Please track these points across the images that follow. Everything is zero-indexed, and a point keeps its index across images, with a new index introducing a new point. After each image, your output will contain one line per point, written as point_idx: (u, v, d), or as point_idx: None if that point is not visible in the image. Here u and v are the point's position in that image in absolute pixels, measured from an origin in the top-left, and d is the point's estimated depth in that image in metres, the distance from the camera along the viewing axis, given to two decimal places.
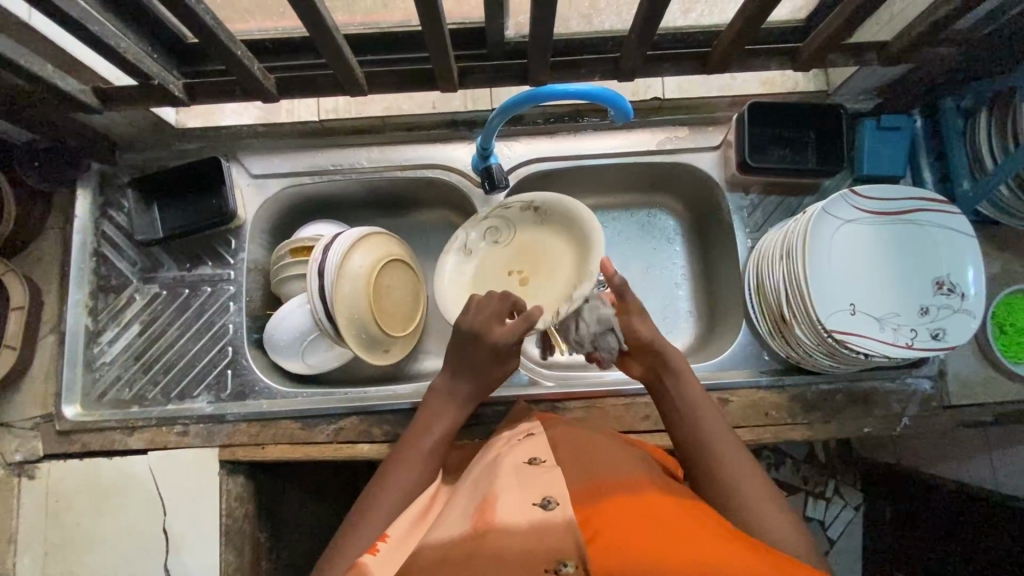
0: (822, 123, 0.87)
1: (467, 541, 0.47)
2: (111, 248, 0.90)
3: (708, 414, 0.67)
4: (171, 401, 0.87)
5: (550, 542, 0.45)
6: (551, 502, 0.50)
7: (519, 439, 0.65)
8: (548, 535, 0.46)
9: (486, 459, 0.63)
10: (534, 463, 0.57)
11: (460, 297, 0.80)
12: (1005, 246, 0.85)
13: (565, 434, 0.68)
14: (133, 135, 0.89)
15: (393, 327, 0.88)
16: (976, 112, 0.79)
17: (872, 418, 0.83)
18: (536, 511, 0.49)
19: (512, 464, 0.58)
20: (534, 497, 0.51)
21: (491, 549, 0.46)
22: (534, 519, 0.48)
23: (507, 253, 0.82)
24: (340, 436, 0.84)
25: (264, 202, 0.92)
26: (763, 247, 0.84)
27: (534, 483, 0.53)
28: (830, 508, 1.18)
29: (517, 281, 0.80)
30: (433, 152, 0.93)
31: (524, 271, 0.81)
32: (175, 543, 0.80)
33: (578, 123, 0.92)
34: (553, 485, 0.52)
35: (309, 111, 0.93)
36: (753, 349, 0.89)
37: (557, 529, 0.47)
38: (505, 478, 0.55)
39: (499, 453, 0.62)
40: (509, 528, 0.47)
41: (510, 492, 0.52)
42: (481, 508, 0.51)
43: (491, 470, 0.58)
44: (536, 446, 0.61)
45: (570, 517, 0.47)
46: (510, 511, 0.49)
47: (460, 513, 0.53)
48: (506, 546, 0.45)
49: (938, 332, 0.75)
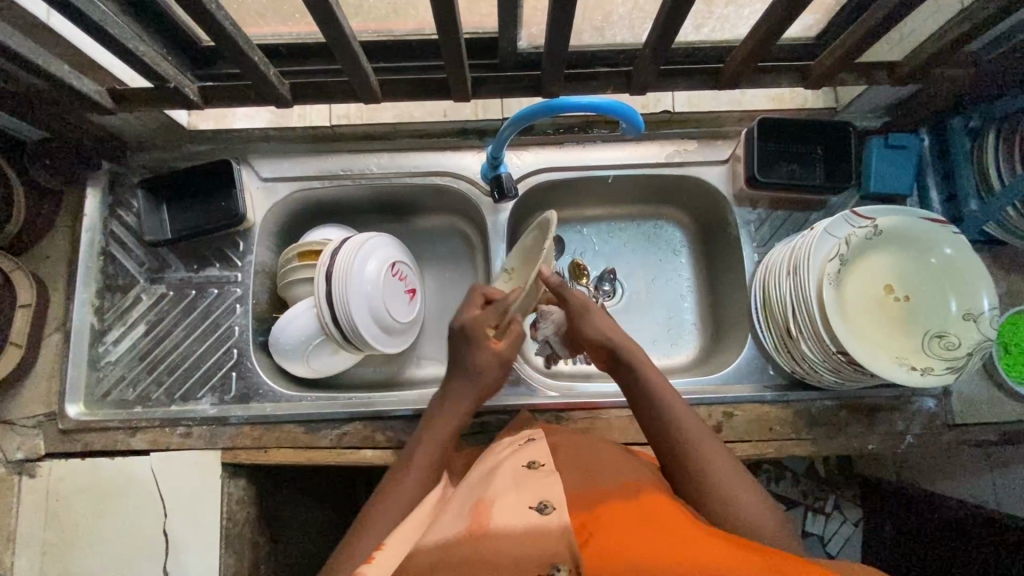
0: (830, 140, 0.88)
1: (462, 546, 0.47)
2: (120, 248, 0.90)
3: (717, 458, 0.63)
4: (174, 402, 0.87)
5: (545, 549, 0.45)
6: (547, 506, 0.49)
7: (520, 444, 0.64)
8: (542, 539, 0.46)
9: (487, 464, 0.63)
10: (533, 467, 0.57)
11: (867, 271, 0.78)
12: (1009, 267, 0.86)
13: (566, 444, 0.67)
14: (145, 135, 0.89)
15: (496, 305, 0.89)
16: (983, 133, 0.80)
17: (875, 436, 0.84)
18: (532, 514, 0.48)
19: (511, 468, 0.57)
20: (530, 500, 0.50)
21: (485, 555, 0.45)
22: (527, 522, 0.47)
23: (892, 273, 0.78)
24: (343, 442, 0.84)
25: (273, 206, 0.92)
26: (771, 261, 0.83)
27: (531, 486, 0.53)
28: (830, 523, 1.18)
29: (886, 295, 0.78)
30: (442, 159, 0.93)
31: (891, 289, 0.78)
32: (174, 546, 0.80)
33: (587, 134, 0.92)
34: (550, 489, 0.52)
35: (321, 116, 0.91)
36: (757, 362, 0.88)
37: (551, 535, 0.46)
38: (503, 481, 0.54)
39: (501, 459, 0.61)
40: (505, 533, 0.46)
41: (505, 495, 0.51)
42: (477, 510, 0.51)
43: (490, 474, 0.58)
44: (536, 451, 0.61)
45: (565, 524, 0.46)
46: (505, 513, 0.48)
47: (455, 515, 0.53)
48: (499, 550, 0.45)
49: (956, 356, 0.73)
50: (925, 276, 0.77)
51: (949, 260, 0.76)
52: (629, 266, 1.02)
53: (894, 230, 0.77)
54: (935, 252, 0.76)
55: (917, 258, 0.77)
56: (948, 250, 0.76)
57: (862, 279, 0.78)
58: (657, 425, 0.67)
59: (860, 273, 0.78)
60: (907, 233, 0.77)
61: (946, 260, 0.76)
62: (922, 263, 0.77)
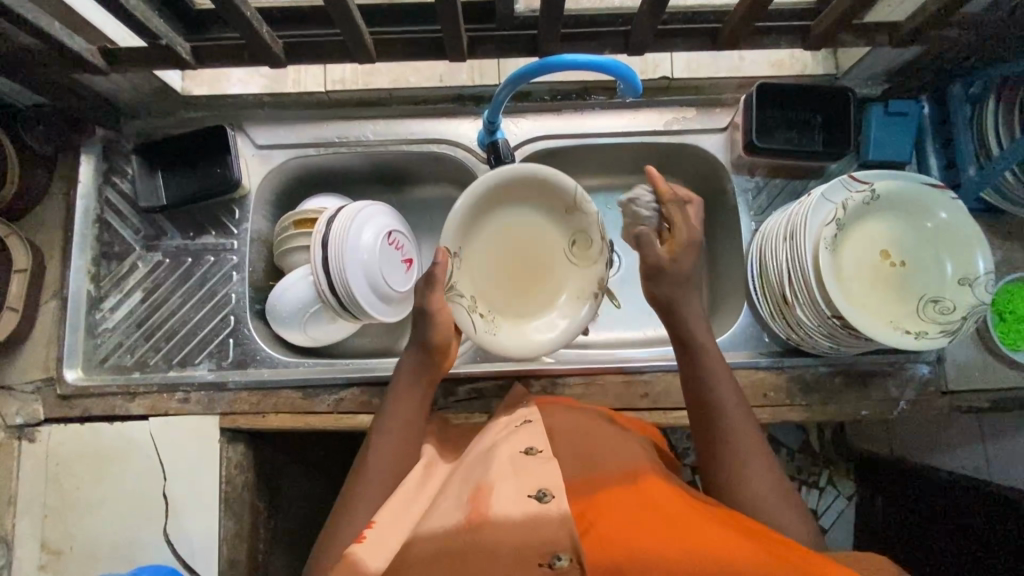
0: (830, 107, 0.87)
1: (462, 533, 0.48)
2: (115, 216, 0.90)
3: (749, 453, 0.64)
4: (173, 367, 0.87)
5: (543, 535, 0.46)
6: (546, 494, 0.50)
7: (516, 426, 0.64)
8: (541, 527, 0.47)
9: (484, 446, 0.63)
10: (530, 451, 0.56)
11: (864, 240, 0.78)
12: (1005, 235, 0.86)
13: (561, 424, 0.67)
14: (138, 100, 0.88)
15: (493, 308, 0.78)
16: (983, 99, 0.79)
17: (869, 402, 0.84)
18: (531, 502, 0.49)
19: (508, 453, 0.57)
20: (529, 488, 0.51)
21: (484, 545, 0.46)
22: (526, 511, 0.48)
23: (905, 245, 0.77)
24: (341, 407, 0.84)
25: (269, 173, 0.91)
26: (767, 229, 0.83)
27: (530, 473, 0.53)
28: (822, 497, 1.21)
29: (895, 265, 0.77)
30: (438, 126, 0.92)
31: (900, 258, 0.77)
32: (173, 509, 0.81)
33: (584, 101, 0.91)
34: (549, 476, 0.52)
35: (316, 81, 0.91)
36: (753, 330, 0.89)
37: (551, 524, 0.47)
38: (501, 465, 0.54)
39: (498, 441, 0.61)
40: (504, 522, 0.48)
41: (505, 479, 0.52)
42: (474, 498, 0.52)
43: (488, 457, 0.58)
44: (535, 432, 0.61)
45: (565, 512, 0.47)
46: (505, 502, 0.50)
47: (453, 502, 0.54)
48: (498, 541, 0.46)
49: (953, 322, 0.73)
50: (931, 248, 0.76)
51: (951, 236, 0.75)
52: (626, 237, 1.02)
53: (893, 195, 0.77)
54: (930, 217, 0.76)
55: (921, 232, 0.77)
56: (957, 222, 0.75)
57: (862, 249, 0.78)
58: (700, 409, 0.68)
59: (858, 242, 0.78)
60: (910, 208, 0.77)
61: (953, 235, 0.75)
62: (929, 235, 0.76)
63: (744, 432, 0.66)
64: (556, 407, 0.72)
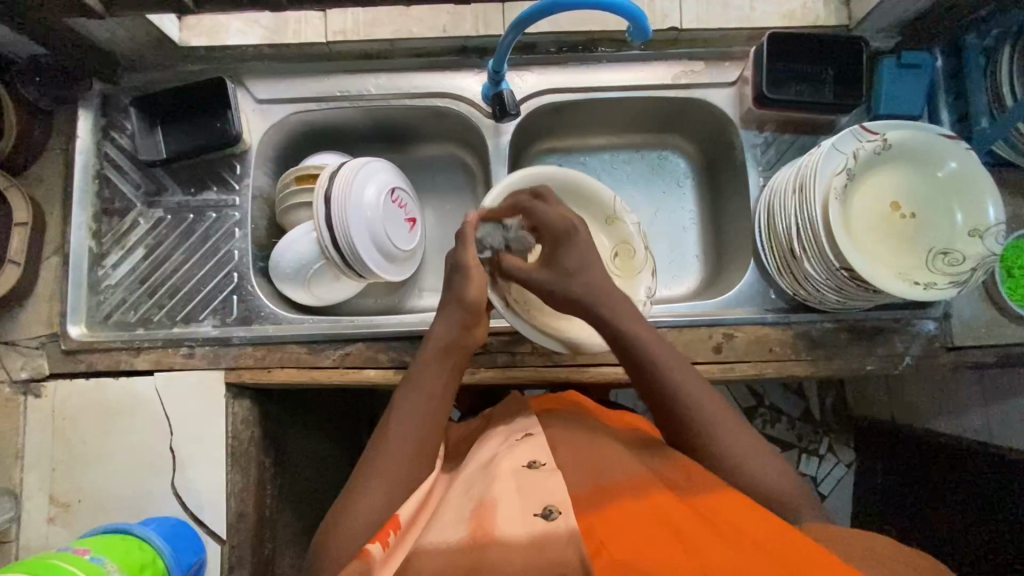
0: (842, 58, 0.85)
1: (466, 551, 0.48)
2: (114, 171, 0.89)
3: (724, 420, 0.63)
4: (176, 323, 0.87)
5: (553, 556, 0.47)
6: (552, 512, 0.51)
7: (516, 440, 0.64)
8: (548, 548, 0.48)
9: (483, 457, 0.63)
10: (534, 465, 0.57)
11: (869, 196, 0.77)
12: (1017, 190, 0.84)
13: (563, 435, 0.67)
14: (134, 51, 0.86)
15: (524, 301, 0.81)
16: (998, 50, 0.78)
17: (875, 357, 0.84)
18: (536, 522, 0.50)
19: (510, 466, 0.57)
20: (535, 507, 0.52)
21: (491, 562, 0.47)
22: (533, 531, 0.49)
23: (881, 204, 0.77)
24: (346, 362, 0.84)
25: (270, 128, 0.90)
26: (776, 183, 0.82)
27: (533, 489, 0.54)
28: (822, 465, 1.22)
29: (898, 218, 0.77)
30: (441, 80, 0.90)
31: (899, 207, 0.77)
32: (181, 462, 0.81)
33: (592, 53, 0.90)
34: (553, 492, 0.53)
35: (316, 32, 0.89)
36: (759, 287, 0.88)
37: (559, 544, 0.48)
38: (505, 480, 0.55)
39: (497, 455, 0.61)
40: (509, 541, 0.48)
41: (509, 496, 0.53)
42: (477, 514, 0.52)
43: (490, 469, 0.58)
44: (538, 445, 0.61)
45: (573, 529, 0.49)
46: (511, 520, 0.50)
47: (454, 514, 0.54)
48: (504, 559, 0.47)
49: (963, 274, 0.72)
50: (940, 206, 0.75)
51: (946, 191, 0.75)
52: (633, 197, 1.02)
53: (906, 144, 0.75)
54: (941, 166, 0.75)
55: (911, 188, 0.77)
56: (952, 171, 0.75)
57: (868, 202, 0.77)
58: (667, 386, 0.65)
59: (865, 196, 0.77)
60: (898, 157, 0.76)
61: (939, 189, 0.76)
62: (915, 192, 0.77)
63: (714, 402, 0.63)
64: (558, 416, 0.71)
